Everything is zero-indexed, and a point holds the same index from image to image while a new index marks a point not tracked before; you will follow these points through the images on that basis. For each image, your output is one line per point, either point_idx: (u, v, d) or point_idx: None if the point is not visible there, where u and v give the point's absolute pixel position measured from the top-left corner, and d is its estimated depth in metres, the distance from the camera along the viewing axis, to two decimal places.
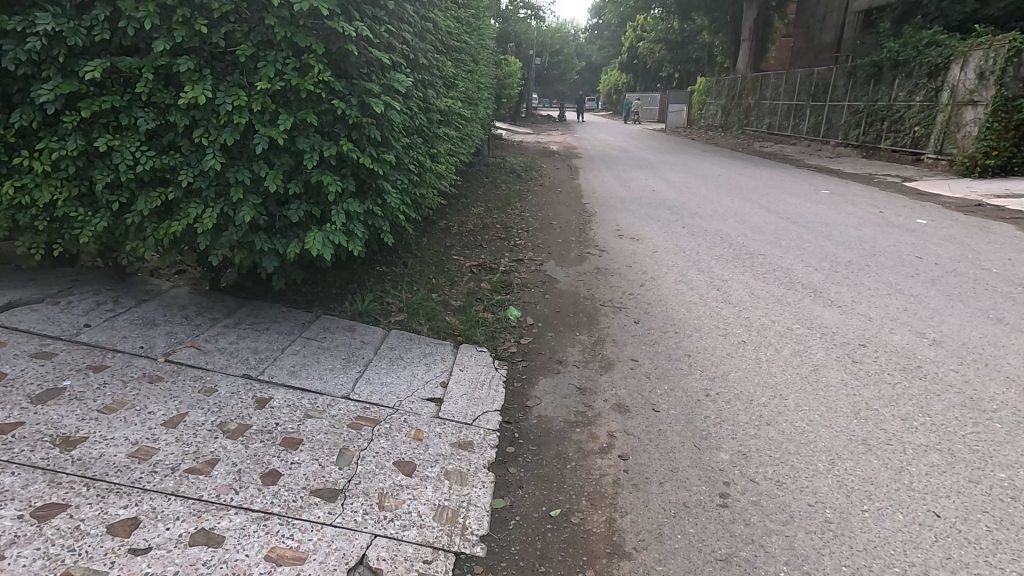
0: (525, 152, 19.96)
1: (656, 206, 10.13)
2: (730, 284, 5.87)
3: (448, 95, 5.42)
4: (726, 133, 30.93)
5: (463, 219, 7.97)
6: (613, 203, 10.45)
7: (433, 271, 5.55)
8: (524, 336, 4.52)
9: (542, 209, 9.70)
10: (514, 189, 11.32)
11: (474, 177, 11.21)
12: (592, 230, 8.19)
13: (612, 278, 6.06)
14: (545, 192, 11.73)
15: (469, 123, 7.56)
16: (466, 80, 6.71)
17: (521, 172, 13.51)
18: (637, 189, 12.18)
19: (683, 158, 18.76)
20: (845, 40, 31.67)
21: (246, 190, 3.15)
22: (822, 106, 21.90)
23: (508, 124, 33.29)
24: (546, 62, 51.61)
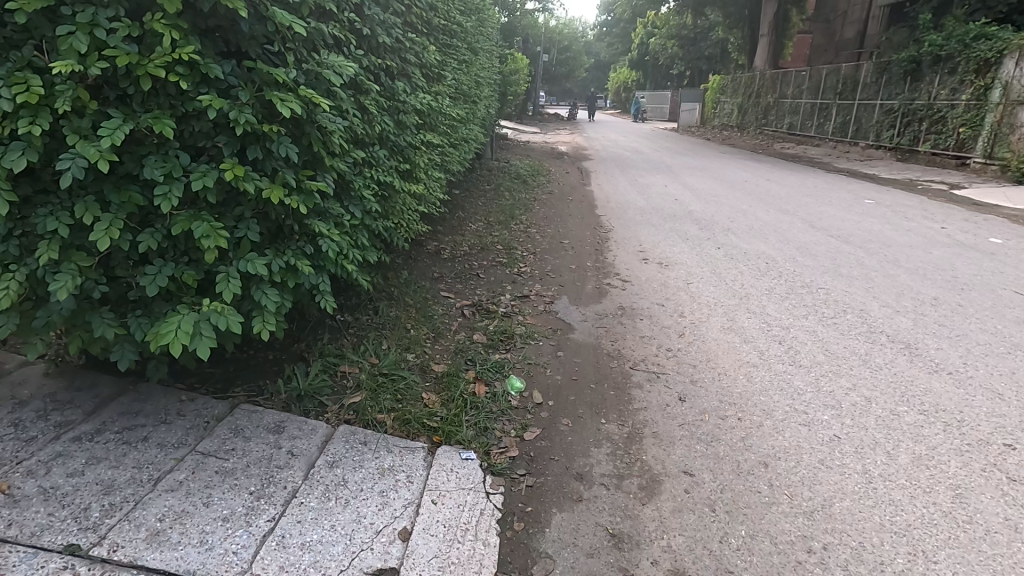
0: (531, 153, 18.62)
1: (682, 220, 8.82)
2: (794, 334, 4.59)
3: (432, 90, 4.14)
4: (743, 133, 29.50)
5: (457, 239, 6.68)
6: (632, 216, 9.14)
7: (411, 321, 4.29)
8: (529, 428, 3.25)
9: (551, 224, 8.40)
10: (519, 197, 10.01)
11: (473, 185, 9.90)
12: (611, 253, 6.90)
13: (641, 323, 4.78)
14: (554, 201, 10.42)
15: (464, 126, 6.26)
16: (460, 72, 5.43)
17: (527, 178, 12.18)
18: (658, 198, 10.83)
19: (702, 161, 17.38)
20: (869, 36, 30.20)
21: (65, 246, 1.88)
22: (850, 105, 20.45)
23: (514, 123, 31.95)
24: (554, 59, 50.15)
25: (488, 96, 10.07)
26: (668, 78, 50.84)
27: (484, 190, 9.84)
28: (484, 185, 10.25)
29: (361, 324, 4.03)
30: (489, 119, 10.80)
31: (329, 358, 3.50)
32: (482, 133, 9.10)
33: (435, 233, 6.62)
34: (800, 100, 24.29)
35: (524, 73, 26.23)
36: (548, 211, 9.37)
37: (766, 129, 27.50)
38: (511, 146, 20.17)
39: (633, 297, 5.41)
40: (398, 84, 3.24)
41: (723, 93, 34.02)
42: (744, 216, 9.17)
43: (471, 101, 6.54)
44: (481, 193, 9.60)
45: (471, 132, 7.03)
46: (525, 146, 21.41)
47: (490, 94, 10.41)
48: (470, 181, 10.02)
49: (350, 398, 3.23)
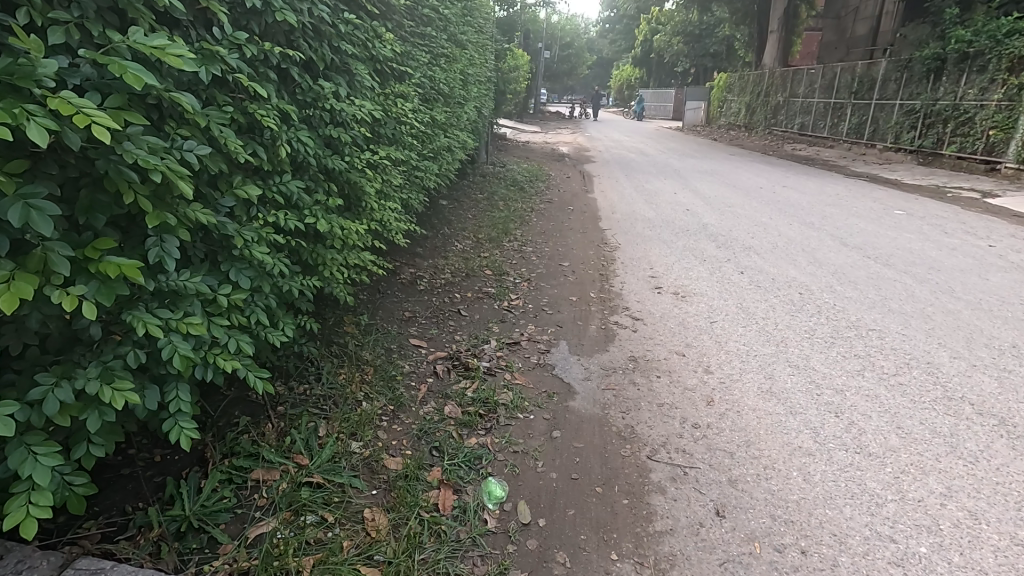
0: (531, 155, 17.60)
1: (697, 237, 7.84)
2: (852, 401, 3.63)
3: (389, 91, 3.21)
4: (751, 133, 28.50)
5: (438, 265, 5.70)
6: (641, 231, 8.16)
7: (362, 392, 3.35)
8: (509, 573, 2.29)
9: (549, 241, 7.43)
10: (514, 208, 9.02)
11: (465, 196, 8.90)
12: (617, 279, 5.96)
13: (657, 383, 3.83)
14: (554, 211, 9.42)
15: (445, 132, 5.29)
16: (435, 68, 4.46)
17: (525, 184, 11.16)
18: (668, 208, 9.85)
19: (712, 164, 16.41)
20: (882, 32, 29.12)
21: None
22: (868, 104, 19.41)
23: (514, 122, 30.97)
24: (556, 55, 49.01)
25: (482, 96, 9.09)
26: (672, 75, 49.72)
27: (476, 201, 8.84)
28: (476, 194, 9.28)
29: (293, 403, 3.10)
30: (482, 120, 9.81)
31: (237, 463, 2.56)
32: (473, 138, 8.14)
33: (412, 259, 5.65)
34: (813, 99, 23.22)
35: (524, 70, 25.16)
36: (547, 224, 8.38)
37: (775, 129, 26.46)
38: (509, 147, 19.13)
39: (645, 343, 4.46)
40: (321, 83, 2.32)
41: (730, 91, 32.96)
42: (765, 231, 8.20)
43: (457, 101, 5.57)
44: (472, 205, 8.60)
45: (456, 138, 6.07)
46: (524, 146, 20.37)
47: (484, 94, 9.40)
48: (461, 192, 9.03)
49: (255, 529, 2.30)
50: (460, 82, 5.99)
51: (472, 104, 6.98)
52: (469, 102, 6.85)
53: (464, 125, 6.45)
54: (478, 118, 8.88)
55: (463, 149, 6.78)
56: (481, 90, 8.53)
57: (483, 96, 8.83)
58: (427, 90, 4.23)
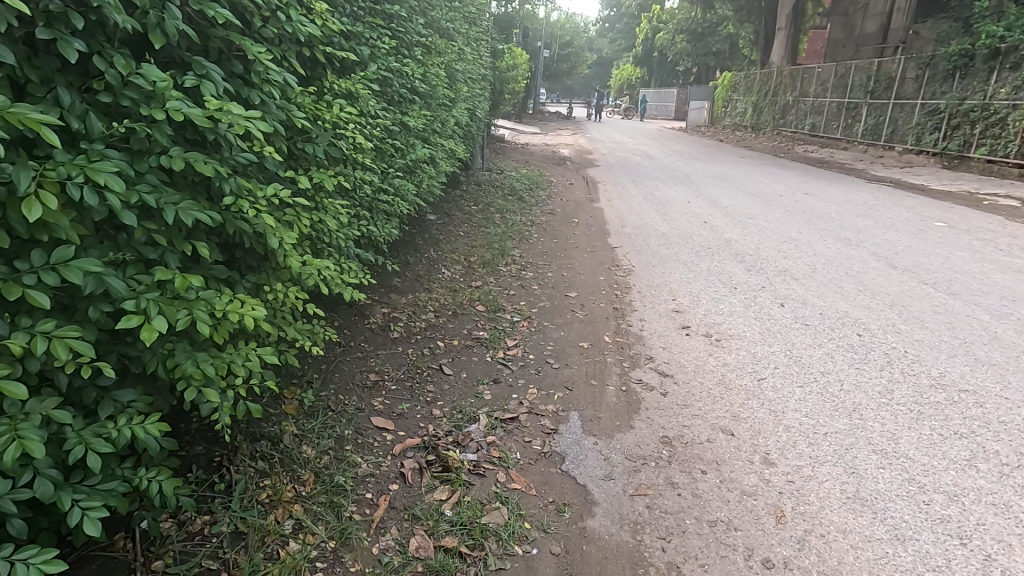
0: (530, 159, 16.53)
1: (722, 257, 6.84)
2: (978, 516, 2.62)
3: (314, 89, 2.28)
4: (758, 134, 27.51)
5: (418, 302, 4.68)
6: (657, 250, 7.14)
7: (290, 521, 2.34)
8: None
9: (552, 263, 6.43)
10: (512, 223, 8.00)
11: (456, 210, 7.89)
12: (635, 316, 4.97)
13: (704, 485, 2.84)
14: (557, 225, 8.41)
15: (423, 140, 4.29)
16: (406, 58, 3.46)
17: (524, 193, 10.13)
18: (683, 221, 8.83)
19: (723, 168, 15.42)
20: (894, 29, 28.10)
21: None
22: (886, 104, 18.39)
23: (513, 123, 29.92)
24: (555, 54, 47.92)
25: (475, 96, 8.06)
26: (674, 74, 48.65)
27: (469, 216, 7.84)
28: (468, 207, 8.26)
29: (177, 557, 2.09)
30: (476, 123, 8.81)
31: None
32: (464, 144, 7.14)
33: (386, 294, 4.62)
34: (825, 99, 22.21)
35: (524, 69, 24.06)
36: (550, 242, 7.37)
37: (784, 130, 25.45)
38: (507, 150, 18.07)
39: (679, 415, 3.46)
40: (146, 74, 1.59)
41: (735, 91, 31.95)
42: (797, 249, 7.21)
43: (440, 100, 4.56)
44: (464, 220, 7.57)
45: (442, 148, 5.07)
46: (523, 149, 19.30)
47: (478, 96, 8.38)
48: (452, 205, 8.02)
49: None
50: (446, 76, 4.97)
51: (462, 104, 5.98)
52: (457, 102, 5.83)
53: (452, 130, 5.44)
54: (470, 121, 7.86)
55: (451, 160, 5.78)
56: (473, 88, 7.50)
57: (475, 95, 7.83)
58: (389, 88, 3.22)
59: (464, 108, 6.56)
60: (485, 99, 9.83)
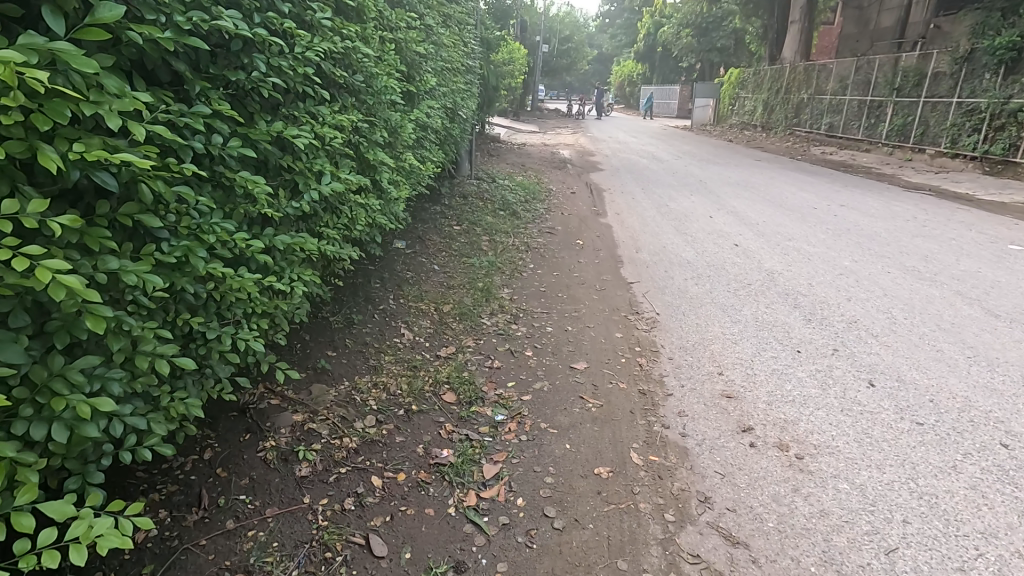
0: (526, 162, 14.96)
1: (769, 300, 5.36)
2: None
3: None
4: (769, 133, 25.99)
5: (353, 397, 3.16)
6: (685, 288, 5.64)
7: None
8: None
9: (550, 310, 4.94)
10: (501, 250, 6.48)
11: (433, 234, 6.36)
12: (671, 408, 3.47)
13: None
14: (557, 249, 6.89)
15: (348, 158, 2.79)
16: (282, 20, 1.96)
17: (519, 206, 8.60)
18: (711, 244, 7.33)
19: (739, 173, 13.93)
20: (914, 23, 26.61)
21: None
22: (915, 103, 16.91)
23: (509, 121, 28.25)
24: (554, 50, 46.27)
25: (458, 92, 6.52)
26: (678, 71, 47.07)
27: (451, 241, 6.34)
28: (448, 228, 6.75)
29: None
30: (460, 127, 7.27)
31: None
32: (440, 154, 5.63)
33: (303, 391, 3.10)
34: (844, 97, 20.70)
35: (522, 63, 22.44)
36: (549, 275, 5.86)
37: (798, 130, 23.93)
38: (501, 152, 16.49)
39: None
40: None
41: (743, 88, 30.44)
42: (860, 287, 5.73)
43: (387, 94, 3.05)
44: (441, 248, 6.05)
45: (395, 164, 3.56)
46: (519, 150, 17.73)
47: (462, 93, 6.88)
48: (428, 227, 6.50)
49: None
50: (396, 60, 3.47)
51: (431, 101, 4.47)
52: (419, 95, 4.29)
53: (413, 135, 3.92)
54: (450, 123, 6.34)
55: (416, 177, 4.27)
56: (452, 83, 5.98)
57: (457, 94, 6.33)
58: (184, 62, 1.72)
59: (436, 108, 5.05)
60: (472, 96, 8.32)
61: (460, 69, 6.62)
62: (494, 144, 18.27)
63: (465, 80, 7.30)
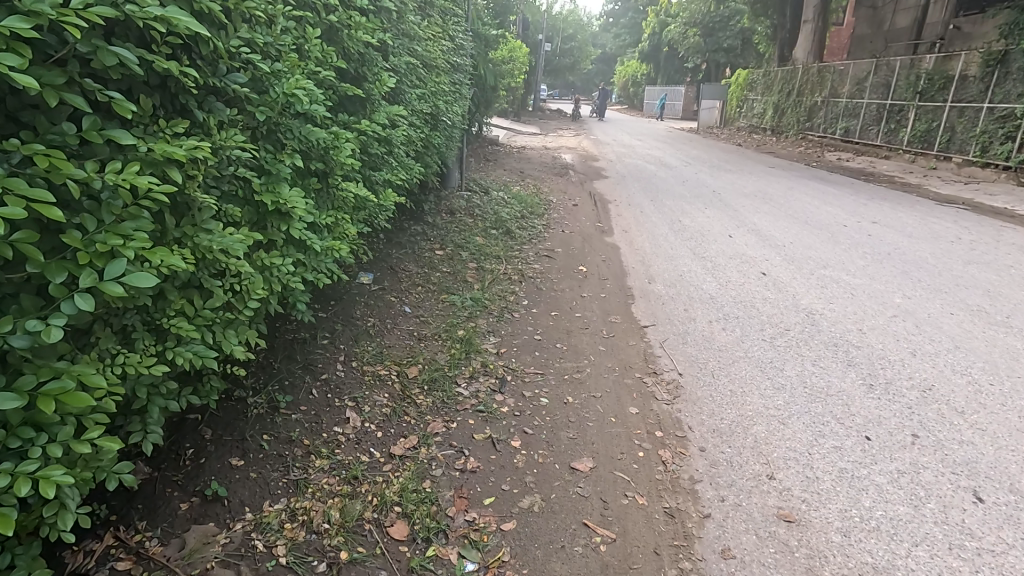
0: (525, 168, 13.92)
1: (815, 354, 4.38)
2: None
3: None
4: (779, 137, 24.94)
5: (251, 545, 2.21)
6: (711, 337, 4.65)
7: None
8: None
9: (546, 370, 3.95)
10: (490, 281, 5.49)
11: (409, 263, 5.37)
12: (715, 546, 2.48)
13: None
14: (556, 279, 5.90)
15: (209, 211, 1.87)
16: None
17: (514, 222, 7.59)
18: (735, 273, 6.33)
19: (754, 183, 12.93)
20: (931, 24, 25.60)
21: None
22: (941, 107, 15.89)
23: (509, 121, 27.17)
24: (557, 49, 45.20)
25: (439, 95, 5.54)
26: (682, 71, 46.01)
27: (430, 271, 5.35)
28: (427, 254, 5.76)
29: None
30: (445, 135, 6.29)
31: None
32: (414, 170, 4.64)
33: (173, 541, 2.18)
34: (862, 100, 19.66)
35: (523, 62, 21.38)
36: (546, 317, 4.87)
37: (811, 135, 22.89)
38: (499, 157, 15.45)
39: None
40: None
41: (752, 89, 29.40)
42: (924, 335, 4.72)
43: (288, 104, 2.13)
44: (418, 281, 5.05)
45: (324, 198, 2.62)
46: (518, 155, 16.69)
47: (446, 95, 5.90)
48: (403, 255, 5.51)
49: None
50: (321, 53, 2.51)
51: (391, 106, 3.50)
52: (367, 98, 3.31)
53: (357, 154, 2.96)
54: (428, 132, 5.34)
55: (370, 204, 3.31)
56: (429, 84, 4.99)
57: (437, 97, 5.33)
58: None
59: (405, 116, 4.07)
60: (461, 100, 7.34)
61: (440, 66, 5.62)
62: (492, 147, 17.22)
63: (449, 79, 6.30)
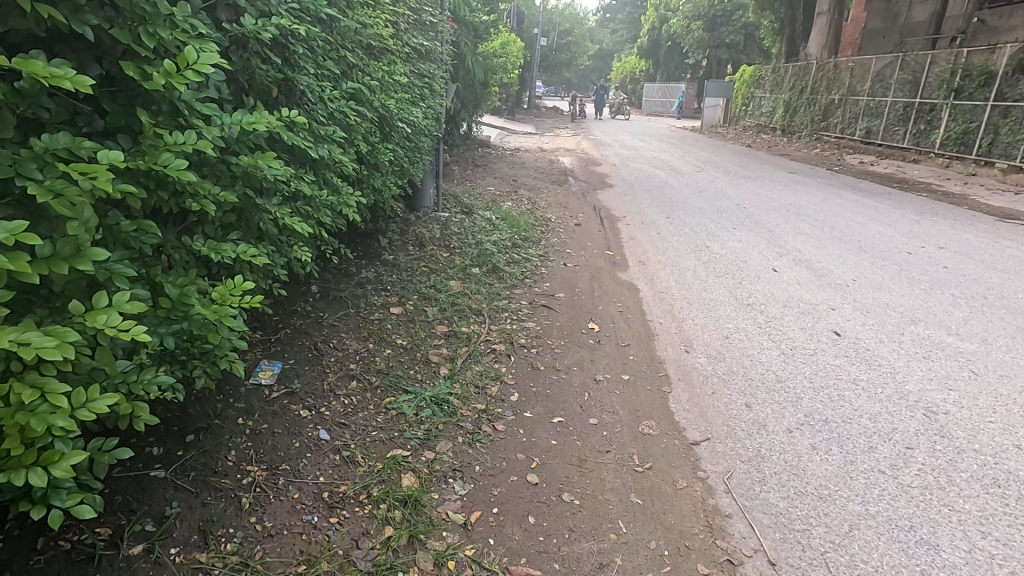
0: (519, 176, 12.19)
1: (976, 507, 2.75)
2: None
3: None
4: (791, 138, 23.33)
5: None
6: (801, 466, 3.02)
7: None
8: None
9: (551, 562, 2.32)
10: (465, 358, 3.84)
11: (347, 337, 3.71)
12: None
13: None
14: (559, 347, 4.25)
15: None
16: None
17: (502, 255, 5.92)
18: (800, 333, 4.70)
19: (779, 193, 11.35)
20: (951, 18, 24.07)
21: None
22: (982, 107, 14.33)
23: (502, 120, 25.33)
24: (553, 43, 43.29)
25: (388, 93, 3.89)
26: (682, 68, 44.39)
27: (376, 349, 3.68)
28: (378, 317, 4.09)
29: None
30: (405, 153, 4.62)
31: None
32: (338, 208, 2.99)
33: None
34: (885, 99, 18.08)
35: (516, 56, 19.54)
36: (545, 429, 3.22)
37: (827, 135, 21.26)
38: (489, 162, 13.70)
39: None
40: None
41: (759, 87, 27.76)
42: None
43: None
44: (352, 370, 3.39)
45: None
46: (511, 159, 14.94)
47: (404, 96, 4.23)
48: (340, 324, 3.83)
49: None
50: None
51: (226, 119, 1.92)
52: (159, 106, 1.74)
53: (84, 235, 1.46)
54: (368, 147, 3.69)
55: (172, 317, 1.78)
56: (365, 76, 3.35)
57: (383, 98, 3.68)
58: None
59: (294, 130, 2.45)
60: (435, 105, 5.68)
61: (387, 52, 3.97)
62: (481, 150, 15.45)
63: (409, 72, 4.62)
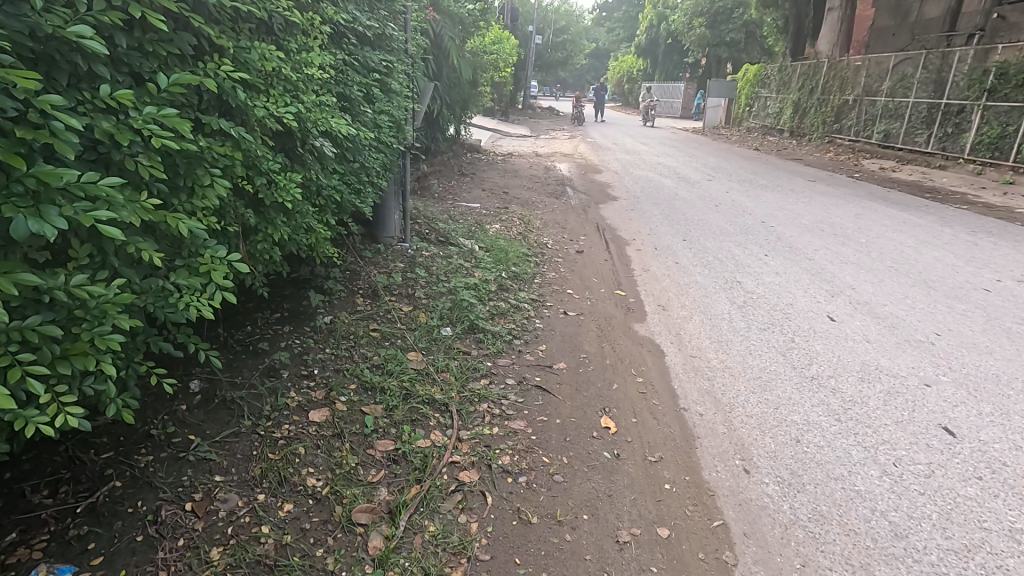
0: (510, 186, 10.79)
1: None
2: None
3: None
4: (800, 141, 22.03)
5: None
6: None
7: None
8: None
9: None
10: (414, 510, 2.45)
11: (221, 487, 2.33)
12: None
13: None
14: (560, 471, 2.88)
15: None
16: None
17: (482, 305, 4.53)
18: (899, 434, 3.33)
19: (805, 207, 10.01)
20: (967, 14, 22.79)
21: None
22: (1022, 109, 13.05)
23: (493, 121, 23.91)
24: (547, 41, 41.88)
25: (292, 95, 2.53)
26: (680, 67, 43.10)
27: (267, 507, 2.30)
28: (286, 434, 2.71)
29: None
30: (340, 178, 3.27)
31: None
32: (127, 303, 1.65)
33: None
34: (907, 99, 16.77)
35: (509, 52, 18.12)
36: None
37: (840, 138, 19.95)
38: (477, 170, 12.29)
39: None
40: None
41: (765, 86, 26.44)
42: None
43: None
44: (212, 566, 2.03)
45: None
46: (502, 165, 13.53)
47: (328, 99, 2.89)
48: (217, 459, 2.45)
49: None
50: None
51: None
52: None
53: None
54: (252, 181, 2.35)
55: None
56: (227, 67, 2.00)
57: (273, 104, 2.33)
58: None
59: None
60: (394, 111, 4.32)
61: (291, 33, 2.61)
62: (469, 156, 14.03)
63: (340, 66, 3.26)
